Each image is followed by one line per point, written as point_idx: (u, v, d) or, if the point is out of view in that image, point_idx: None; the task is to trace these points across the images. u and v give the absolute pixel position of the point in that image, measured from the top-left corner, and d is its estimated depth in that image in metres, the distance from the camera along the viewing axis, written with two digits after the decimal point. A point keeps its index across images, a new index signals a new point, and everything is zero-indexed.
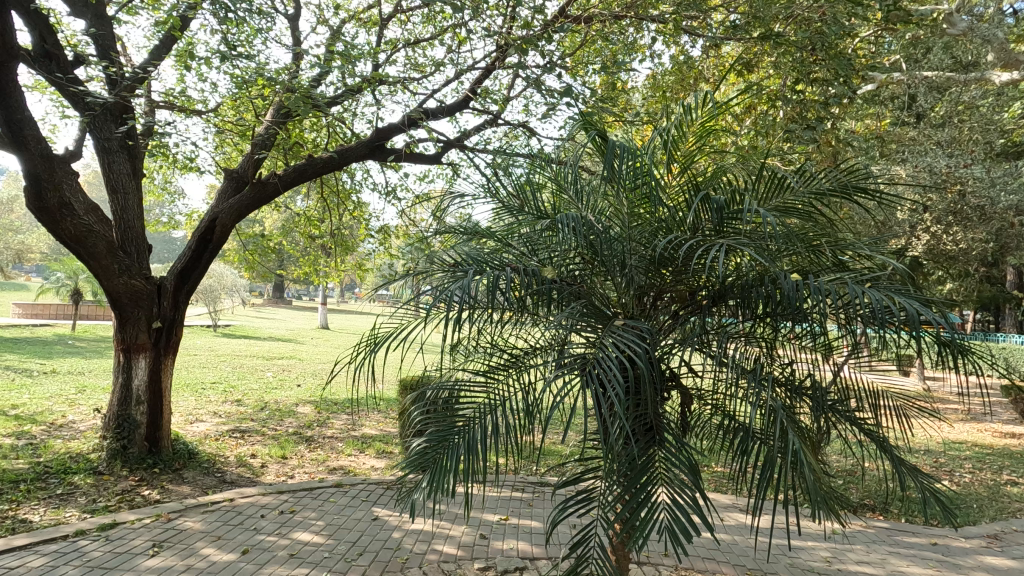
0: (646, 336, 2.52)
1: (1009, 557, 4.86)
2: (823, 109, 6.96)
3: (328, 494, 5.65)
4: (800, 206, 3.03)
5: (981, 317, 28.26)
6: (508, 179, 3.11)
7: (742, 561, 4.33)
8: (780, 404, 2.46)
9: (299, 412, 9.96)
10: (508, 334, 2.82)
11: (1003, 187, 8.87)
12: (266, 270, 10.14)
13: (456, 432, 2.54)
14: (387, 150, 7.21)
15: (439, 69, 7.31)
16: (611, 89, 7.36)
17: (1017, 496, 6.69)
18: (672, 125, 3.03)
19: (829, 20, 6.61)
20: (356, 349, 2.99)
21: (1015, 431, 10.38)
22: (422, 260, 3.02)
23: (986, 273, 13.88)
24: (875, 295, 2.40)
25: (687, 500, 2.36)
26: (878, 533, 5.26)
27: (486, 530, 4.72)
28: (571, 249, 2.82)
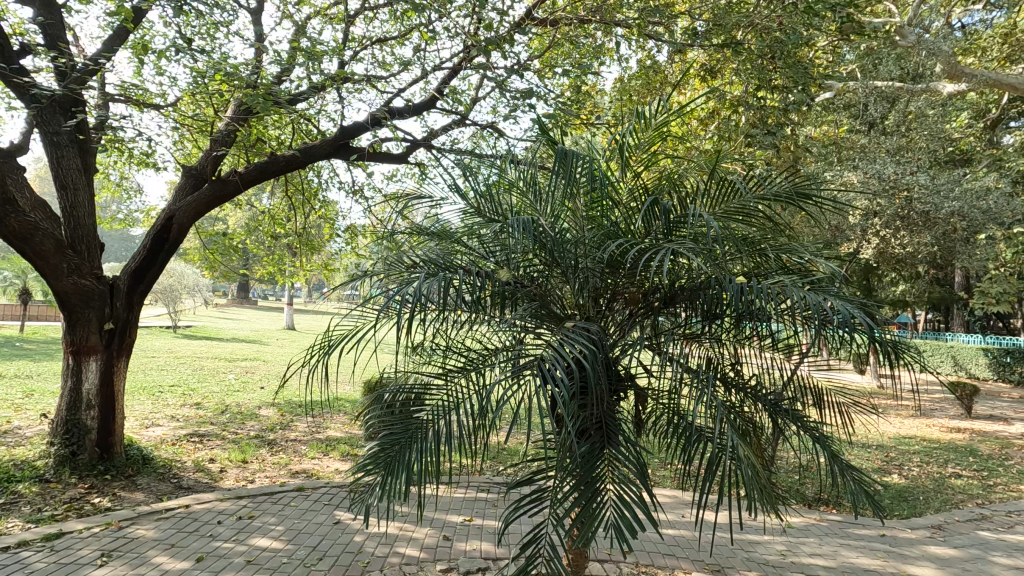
0: (597, 337, 2.55)
1: (950, 546, 5.09)
2: (782, 116, 7.17)
3: (289, 498, 5.54)
4: (747, 210, 3.14)
5: (931, 317, 29.63)
6: (469, 180, 3.11)
7: (700, 557, 4.43)
8: (723, 402, 2.53)
9: (262, 415, 9.74)
10: (465, 336, 2.84)
11: (947, 193, 9.23)
12: (228, 270, 9.91)
13: (410, 434, 2.55)
14: (351, 149, 7.13)
15: (406, 68, 7.28)
16: (578, 92, 7.47)
17: (961, 489, 7.02)
18: (626, 130, 3.12)
19: (786, 31, 6.83)
20: (309, 351, 2.95)
21: (960, 426, 10.89)
22: (387, 260, 2.99)
23: (936, 273, 14.55)
24: (814, 297, 2.50)
25: (633, 497, 2.40)
26: (830, 525, 5.45)
27: (449, 531, 4.71)
28: (528, 250, 2.85)
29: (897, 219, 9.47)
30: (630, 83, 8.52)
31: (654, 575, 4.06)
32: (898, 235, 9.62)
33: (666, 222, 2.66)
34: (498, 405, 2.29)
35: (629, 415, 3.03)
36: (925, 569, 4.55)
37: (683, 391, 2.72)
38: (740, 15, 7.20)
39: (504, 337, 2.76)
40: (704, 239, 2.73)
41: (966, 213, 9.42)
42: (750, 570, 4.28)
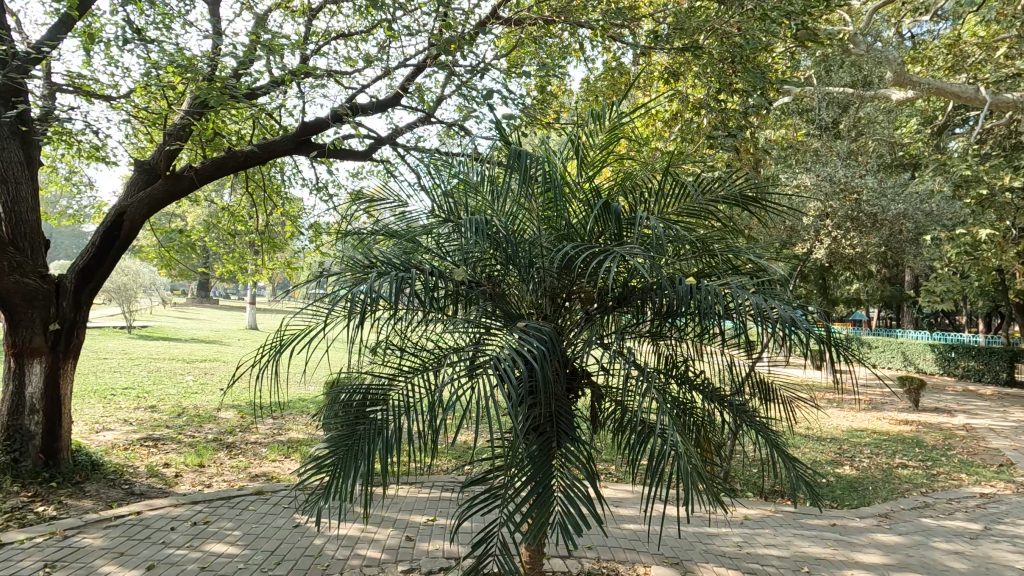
0: (548, 337, 2.57)
1: (895, 533, 5.34)
2: (742, 118, 7.32)
3: (247, 502, 5.42)
4: (698, 211, 3.23)
5: (883, 315, 30.93)
6: (426, 180, 3.11)
7: (661, 551, 4.52)
8: (667, 398, 2.60)
9: (220, 417, 9.47)
10: (421, 335, 2.83)
11: (893, 196, 9.68)
12: (185, 268, 9.60)
13: (362, 435, 2.53)
14: (312, 145, 7.00)
15: (370, 64, 7.19)
16: (544, 92, 7.51)
17: (907, 478, 7.36)
18: (580, 130, 3.17)
19: (745, 36, 7.00)
20: (261, 351, 2.91)
21: (908, 419, 11.40)
22: (347, 258, 2.97)
23: (888, 272, 15.19)
24: (756, 298, 2.59)
25: (580, 494, 2.45)
26: (784, 517, 5.63)
27: (411, 532, 4.68)
28: (484, 250, 2.86)
29: (848, 220, 9.74)
30: (596, 84, 8.63)
31: (614, 570, 4.13)
32: (848, 236, 9.85)
33: (616, 224, 2.73)
34: (446, 406, 2.29)
35: (585, 412, 3.08)
36: (872, 556, 4.75)
37: (633, 389, 2.79)
38: (700, 19, 7.32)
39: (460, 336, 2.77)
40: (653, 241, 2.81)
41: (912, 215, 9.87)
42: (708, 562, 4.39)
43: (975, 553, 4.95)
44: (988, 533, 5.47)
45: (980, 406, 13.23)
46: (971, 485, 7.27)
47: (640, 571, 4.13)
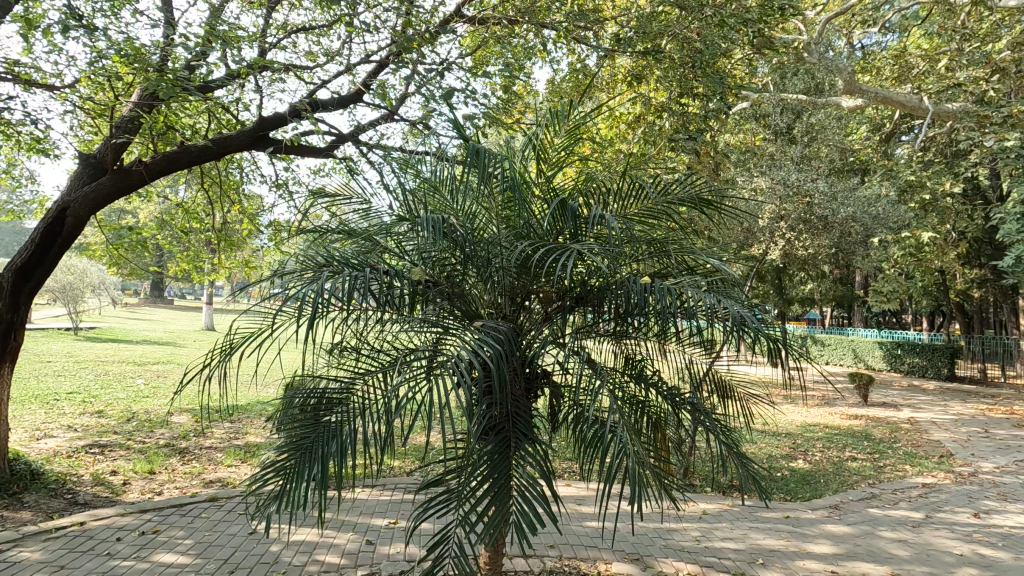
0: (504, 336, 2.57)
1: (845, 524, 5.55)
2: (703, 122, 7.51)
3: (199, 509, 5.22)
4: (655, 211, 3.28)
5: (836, 314, 32.25)
6: (386, 180, 3.07)
7: (622, 547, 4.59)
8: (620, 395, 2.63)
9: (174, 422, 9.12)
10: (378, 335, 2.79)
11: (842, 200, 10.09)
12: (136, 267, 9.21)
13: (315, 439, 2.48)
14: (269, 140, 6.80)
15: (330, 58, 7.04)
16: (509, 92, 7.52)
17: (857, 470, 7.67)
18: (538, 130, 3.18)
19: (705, 42, 7.14)
20: (209, 354, 2.81)
21: (859, 413, 11.89)
22: (303, 257, 2.89)
23: (840, 272, 15.84)
24: (709, 298, 2.64)
25: (535, 492, 2.46)
26: (741, 510, 5.79)
27: (372, 536, 4.61)
28: (442, 249, 2.84)
29: (801, 223, 10.11)
30: (562, 86, 8.70)
31: (576, 567, 4.16)
32: (801, 238, 10.15)
33: (572, 223, 2.74)
34: (400, 407, 2.27)
35: (545, 411, 3.08)
36: (823, 546, 4.92)
37: (589, 388, 2.82)
38: (661, 24, 7.43)
39: (417, 337, 2.74)
40: (608, 241, 2.84)
41: (860, 218, 10.30)
42: (667, 556, 4.47)
43: (917, 540, 5.19)
44: (928, 521, 5.75)
45: (923, 400, 13.92)
46: (915, 475, 7.63)
47: (602, 568, 4.17)
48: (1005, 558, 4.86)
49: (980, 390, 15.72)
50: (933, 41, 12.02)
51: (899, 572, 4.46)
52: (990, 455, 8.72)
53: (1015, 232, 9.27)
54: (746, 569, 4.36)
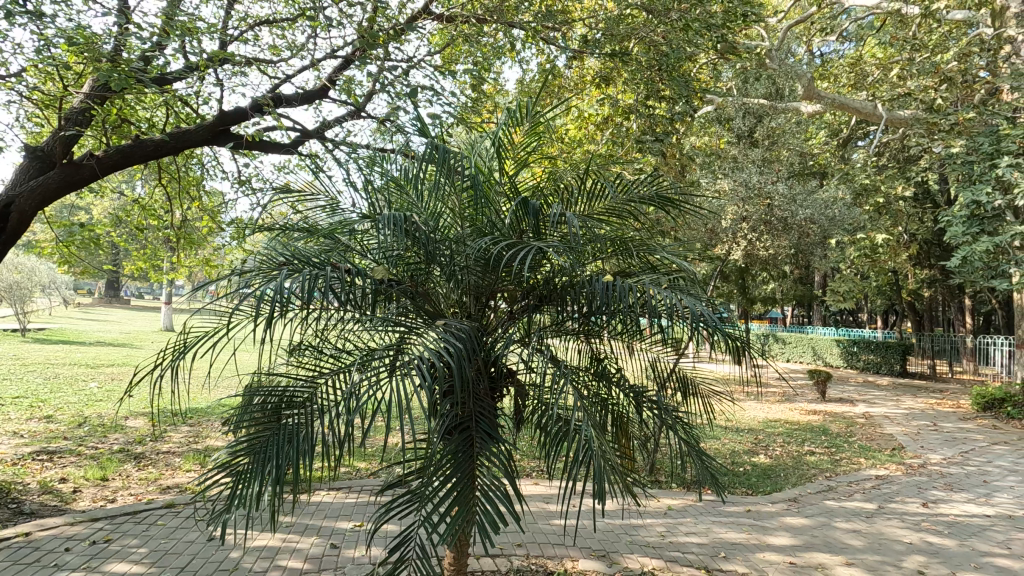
0: (466, 335, 2.56)
1: (803, 516, 5.73)
2: (669, 124, 7.65)
3: (155, 516, 5.04)
4: (618, 211, 3.32)
5: (797, 313, 33.31)
6: (350, 177, 3.03)
7: (589, 544, 4.63)
8: (581, 393, 2.65)
9: (129, 426, 8.77)
10: (340, 335, 2.75)
11: (801, 202, 10.42)
12: (89, 266, 8.84)
13: (273, 441, 2.43)
14: (230, 135, 6.60)
15: (295, 53, 6.90)
16: (478, 90, 7.50)
17: (815, 464, 7.92)
18: (501, 129, 3.18)
19: (671, 45, 7.24)
20: (161, 354, 2.73)
21: (817, 409, 12.30)
22: (263, 255, 2.82)
23: (799, 272, 16.36)
24: (669, 296, 2.66)
25: (497, 492, 2.46)
26: (705, 505, 5.92)
27: (337, 539, 4.53)
28: (405, 248, 2.81)
29: (762, 224, 10.40)
30: (531, 85, 8.73)
31: (543, 565, 4.18)
32: (762, 239, 10.48)
33: (534, 222, 2.74)
34: (358, 407, 2.24)
35: (510, 410, 3.09)
36: (782, 538, 5.07)
37: (552, 386, 2.84)
38: (628, 26, 7.48)
39: (379, 336, 2.70)
40: (571, 240, 2.86)
41: (818, 220, 10.67)
42: (633, 552, 4.53)
43: (870, 530, 5.39)
44: (881, 511, 5.99)
45: (877, 396, 14.48)
46: (869, 468, 7.94)
47: (568, 565, 4.20)
48: (950, 545, 5.10)
49: (929, 385, 16.45)
50: (886, 50, 12.50)
51: (853, 561, 4.63)
52: (938, 447, 9.14)
53: (961, 235, 9.73)
54: (709, 563, 4.45)
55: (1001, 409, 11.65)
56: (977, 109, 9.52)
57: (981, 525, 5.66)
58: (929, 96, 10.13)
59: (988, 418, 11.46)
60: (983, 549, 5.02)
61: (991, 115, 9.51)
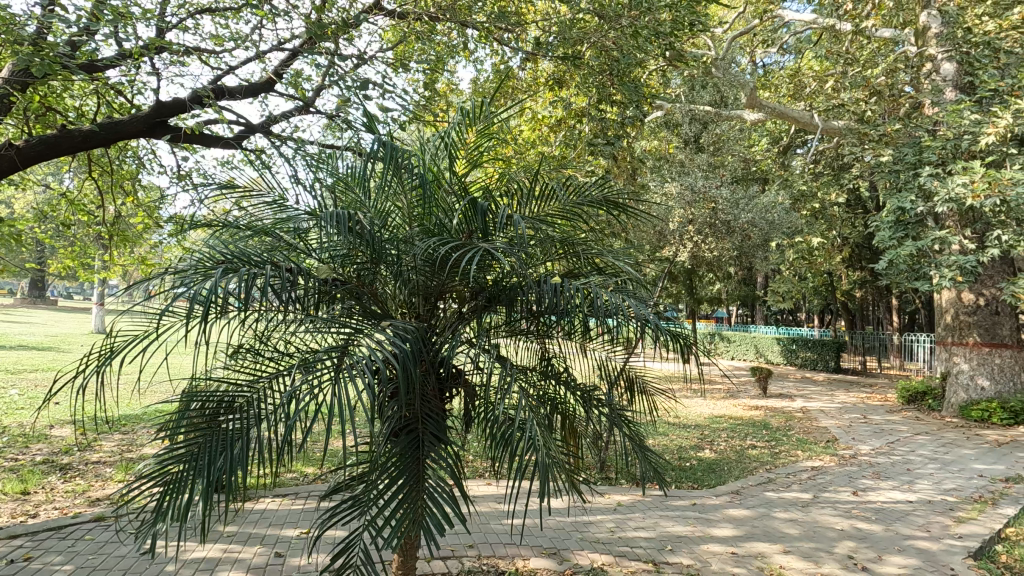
0: (411, 336, 2.53)
1: (744, 508, 5.97)
2: (620, 128, 7.83)
3: (83, 531, 4.74)
4: (569, 213, 3.36)
5: (741, 312, 34.81)
6: (296, 174, 2.94)
7: (540, 542, 4.67)
8: (526, 393, 2.66)
9: (54, 435, 8.21)
10: (281, 337, 2.66)
11: (742, 206, 11.03)
12: (9, 264, 8.23)
13: (209, 447, 2.33)
14: (168, 127, 6.28)
15: (238, 43, 6.65)
16: (431, 89, 7.45)
17: (756, 457, 8.27)
18: (453, 128, 3.16)
19: (622, 51, 7.38)
20: (86, 358, 2.57)
21: (759, 404, 12.86)
22: (200, 253, 2.70)
23: (742, 274, 17.07)
24: (614, 298, 2.70)
25: (443, 493, 2.45)
26: (653, 500, 6.06)
27: (282, 547, 4.38)
28: (350, 247, 2.76)
29: (707, 227, 10.94)
30: (485, 86, 8.75)
31: (495, 565, 4.19)
32: (706, 241, 11.00)
33: (482, 222, 2.74)
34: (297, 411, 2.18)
35: (458, 411, 3.07)
36: (725, 529, 5.26)
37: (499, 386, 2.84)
38: (581, 31, 7.58)
39: (323, 338, 2.64)
40: (518, 241, 2.87)
41: (759, 224, 11.18)
42: (583, 549, 4.59)
43: (806, 519, 5.67)
44: (816, 501, 6.31)
45: (814, 391, 15.28)
46: (805, 460, 8.35)
47: (520, 564, 4.22)
48: (877, 530, 5.43)
49: (860, 380, 17.47)
50: (822, 64, 13.17)
51: (789, 548, 4.86)
52: (868, 438, 9.71)
53: (888, 239, 10.26)
54: (656, 556, 4.57)
55: (923, 402, 12.50)
56: (902, 121, 10.18)
57: (904, 511, 6.06)
58: (860, 109, 10.49)
59: (912, 410, 12.27)
60: (905, 532, 5.38)
61: (915, 128, 10.16)
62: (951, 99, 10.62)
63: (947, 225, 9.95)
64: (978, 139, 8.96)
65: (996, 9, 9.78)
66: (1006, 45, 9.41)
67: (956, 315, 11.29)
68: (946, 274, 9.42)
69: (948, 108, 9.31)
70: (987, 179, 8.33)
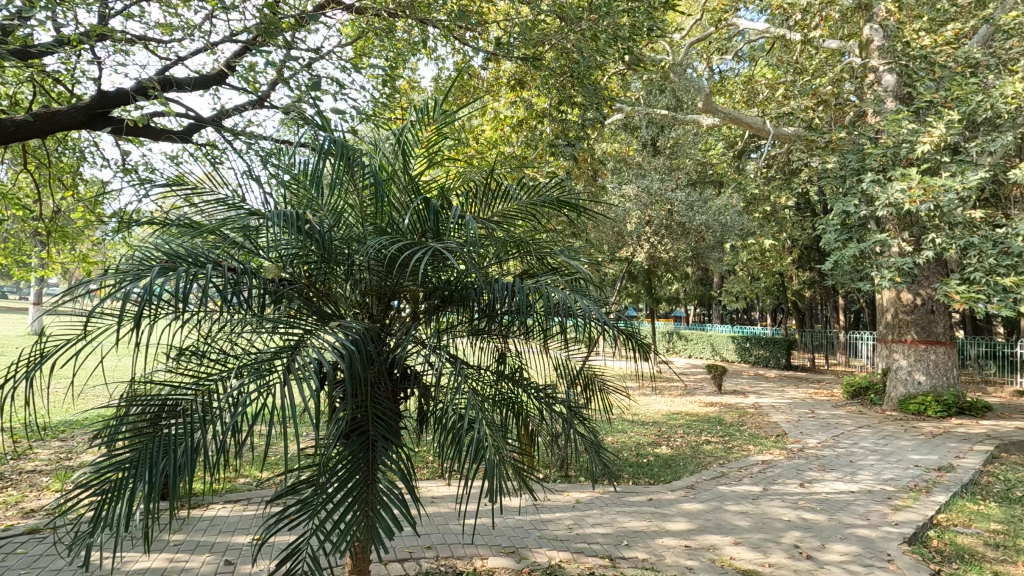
0: (360, 338, 2.50)
1: (697, 502, 6.14)
2: (581, 130, 7.92)
3: (15, 544, 4.47)
4: (527, 214, 3.36)
5: (698, 311, 35.85)
6: (247, 170, 2.86)
7: (499, 541, 4.69)
8: (476, 393, 2.67)
9: None
10: (227, 338, 2.59)
11: (697, 209, 11.39)
12: None
13: (150, 453, 2.26)
14: (111, 119, 6.00)
15: (188, 32, 6.41)
16: (391, 86, 7.36)
17: (710, 452, 8.53)
18: (408, 127, 3.14)
19: (582, 54, 7.45)
20: (16, 361, 2.45)
21: (714, 401, 13.26)
22: (140, 251, 2.60)
23: (699, 273, 17.57)
24: (562, 295, 2.71)
25: (393, 495, 2.43)
26: (610, 497, 6.16)
27: (232, 555, 4.24)
28: (300, 247, 2.70)
29: (663, 228, 11.33)
30: (446, 84, 8.72)
31: (453, 566, 4.17)
32: (663, 242, 11.35)
33: (434, 221, 2.73)
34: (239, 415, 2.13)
35: (413, 412, 3.06)
36: (679, 523, 5.40)
37: (452, 387, 2.83)
38: (542, 32, 7.60)
39: (272, 340, 2.58)
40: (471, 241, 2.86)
41: (713, 226, 11.56)
42: (541, 546, 4.63)
43: (755, 511, 5.88)
44: (765, 493, 6.55)
45: (766, 387, 15.86)
46: (756, 454, 8.64)
47: (478, 564, 4.22)
48: (822, 520, 5.68)
49: (809, 377, 18.23)
50: (774, 72, 13.62)
51: (739, 540, 5.02)
52: (814, 432, 10.14)
53: (833, 241, 10.73)
54: (612, 551, 4.64)
55: (865, 396, 13.12)
56: (847, 129, 10.66)
57: (847, 500, 6.36)
58: (808, 116, 11.10)
59: (855, 404, 12.88)
60: (847, 521, 5.65)
61: (859, 136, 10.65)
62: (892, 109, 11.15)
63: (888, 228, 10.47)
64: (915, 147, 9.46)
65: (932, 25, 10.32)
66: (941, 59, 9.97)
67: (896, 313, 11.89)
68: (886, 275, 9.91)
69: (888, 117, 9.78)
70: (923, 185, 8.80)
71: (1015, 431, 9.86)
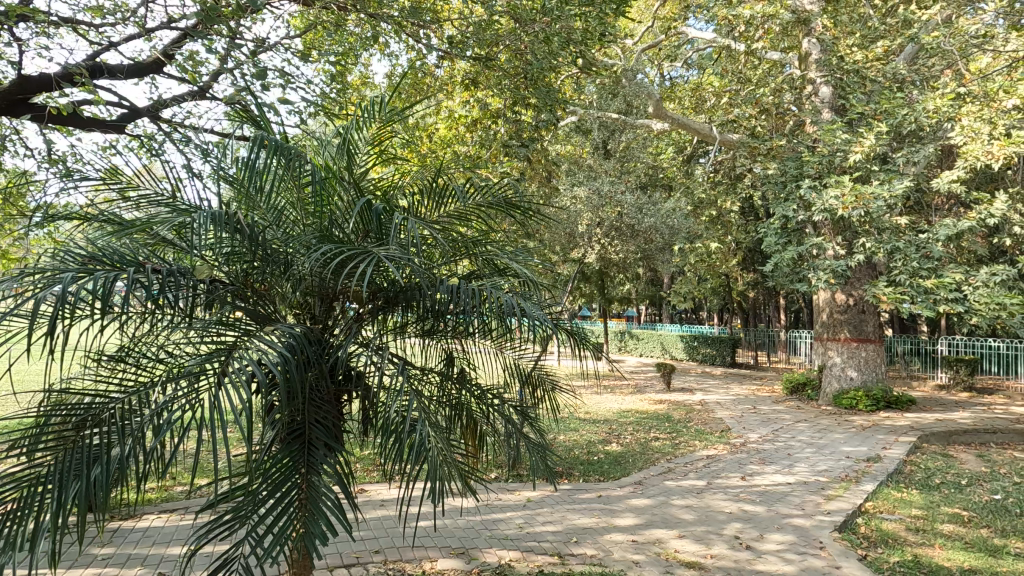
0: (297, 342, 2.43)
1: (645, 497, 6.28)
2: (534, 130, 7.95)
3: None
4: (474, 214, 3.31)
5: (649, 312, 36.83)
6: (183, 165, 2.73)
7: (449, 542, 4.66)
8: (417, 396, 2.63)
9: None
10: (157, 341, 2.47)
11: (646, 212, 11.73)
12: None
13: (70, 461, 2.13)
14: (33, 107, 5.61)
15: (122, 17, 6.07)
16: (340, 81, 7.18)
17: (659, 448, 8.75)
18: (352, 125, 3.06)
19: (535, 56, 7.49)
20: None
21: (662, 399, 13.62)
22: (60, 249, 2.44)
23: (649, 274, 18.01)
24: (507, 301, 2.67)
25: (330, 502, 2.38)
26: (561, 495, 6.22)
27: (165, 568, 4.03)
28: (234, 248, 2.60)
29: (614, 231, 11.58)
30: (400, 82, 8.60)
31: (401, 570, 4.11)
32: (613, 244, 11.61)
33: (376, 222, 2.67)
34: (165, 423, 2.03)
35: (356, 414, 3.01)
36: (627, 519, 5.52)
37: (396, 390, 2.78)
38: (495, 32, 7.59)
39: (205, 344, 2.48)
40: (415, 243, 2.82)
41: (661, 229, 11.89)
42: (491, 547, 4.62)
43: (699, 505, 6.07)
44: (709, 487, 6.77)
45: (711, 384, 16.42)
46: (702, 450, 8.93)
47: (427, 567, 4.17)
48: (761, 511, 5.92)
49: (752, 374, 18.99)
50: (721, 80, 14.10)
51: (684, 533, 5.18)
52: (756, 427, 10.57)
53: (774, 245, 11.21)
54: (561, 549, 4.69)
55: (803, 392, 13.78)
56: (787, 137, 11.16)
57: (784, 492, 6.66)
58: (751, 124, 11.56)
59: (794, 400, 13.50)
60: (784, 512, 5.91)
61: (798, 144, 11.16)
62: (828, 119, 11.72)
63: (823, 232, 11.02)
64: (848, 156, 9.99)
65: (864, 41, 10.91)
66: (871, 74, 10.57)
67: (831, 313, 12.53)
68: (821, 276, 10.42)
69: (824, 128, 10.28)
70: (854, 192, 9.33)
71: (935, 422, 10.58)
